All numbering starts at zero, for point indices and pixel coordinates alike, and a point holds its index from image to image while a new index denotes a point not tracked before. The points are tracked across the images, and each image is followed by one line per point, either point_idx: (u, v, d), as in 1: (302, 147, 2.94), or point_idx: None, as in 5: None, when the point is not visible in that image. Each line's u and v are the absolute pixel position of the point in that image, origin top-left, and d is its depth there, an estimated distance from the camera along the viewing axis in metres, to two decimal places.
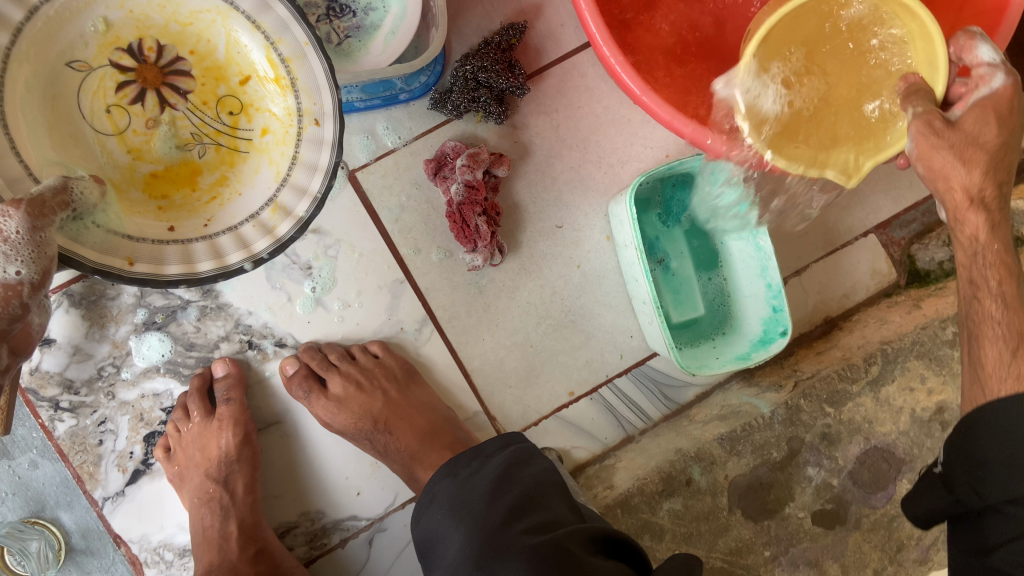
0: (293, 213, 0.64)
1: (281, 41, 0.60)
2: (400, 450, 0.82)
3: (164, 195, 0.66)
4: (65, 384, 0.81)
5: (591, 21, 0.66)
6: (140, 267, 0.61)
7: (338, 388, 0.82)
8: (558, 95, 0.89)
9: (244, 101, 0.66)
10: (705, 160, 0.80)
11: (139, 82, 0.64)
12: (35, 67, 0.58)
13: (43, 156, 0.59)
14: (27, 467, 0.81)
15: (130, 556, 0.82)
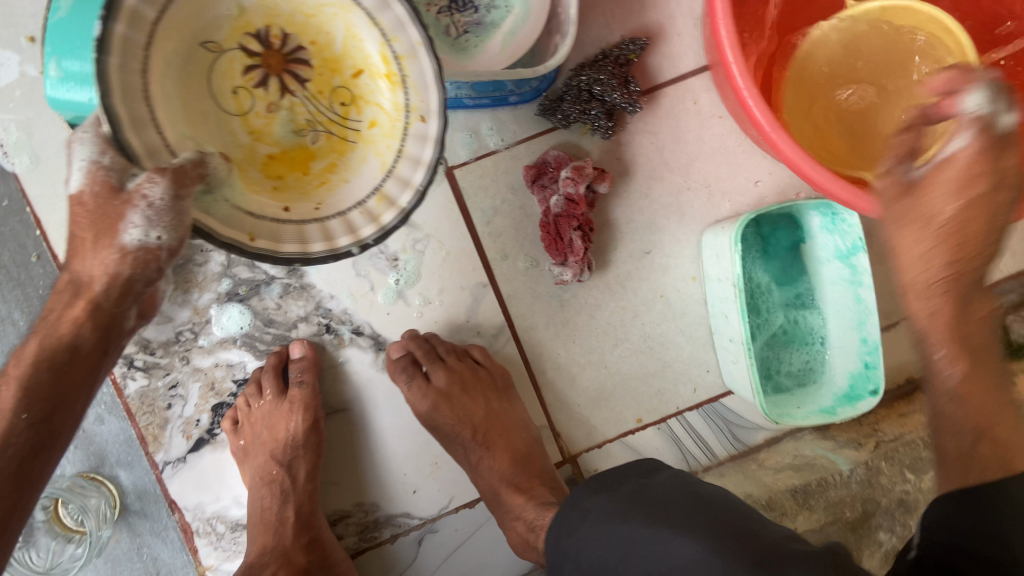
0: (398, 204, 0.58)
1: (396, 39, 0.55)
2: (493, 470, 0.82)
3: (278, 175, 0.59)
4: (142, 343, 0.80)
5: (733, 57, 0.68)
6: (262, 244, 0.55)
7: (443, 381, 0.82)
8: (668, 116, 0.87)
9: (355, 92, 0.60)
10: (816, 204, 0.79)
11: (264, 68, 0.58)
12: (176, 43, 0.53)
13: (178, 129, 0.54)
14: (92, 421, 0.81)
15: (182, 523, 0.82)
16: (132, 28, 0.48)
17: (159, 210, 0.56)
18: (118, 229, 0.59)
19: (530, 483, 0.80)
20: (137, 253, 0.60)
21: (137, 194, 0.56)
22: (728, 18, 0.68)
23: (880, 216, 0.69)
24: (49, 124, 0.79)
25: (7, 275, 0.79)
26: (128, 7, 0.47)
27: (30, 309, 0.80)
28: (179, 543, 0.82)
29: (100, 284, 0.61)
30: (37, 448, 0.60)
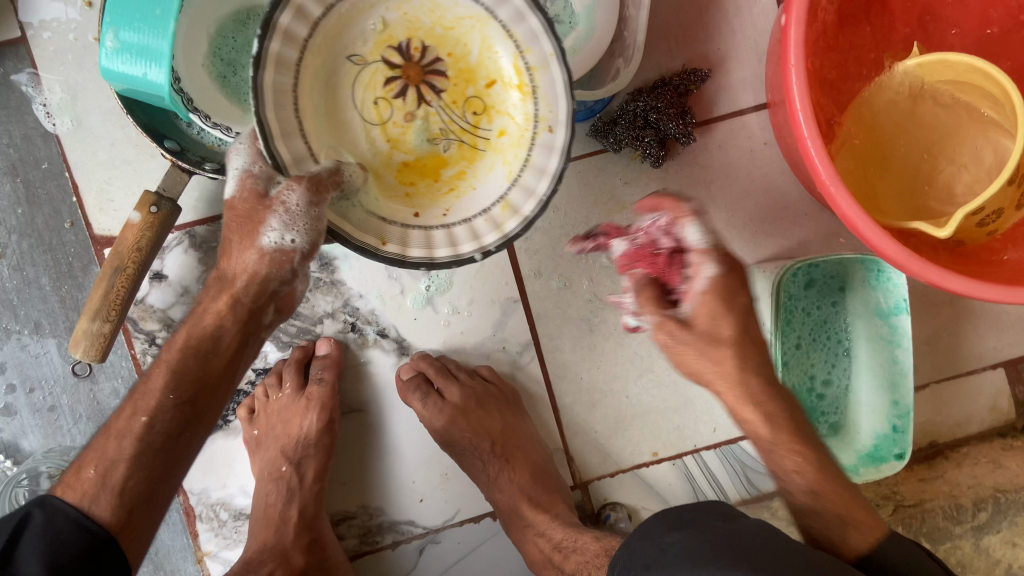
0: (521, 213, 0.58)
1: (529, 49, 0.56)
2: (513, 482, 0.81)
3: (412, 182, 0.61)
4: (165, 322, 0.80)
5: (802, 106, 0.65)
6: (389, 249, 0.57)
7: (457, 396, 0.81)
8: (719, 151, 0.85)
9: (487, 102, 0.60)
10: (863, 259, 0.78)
11: (404, 79, 0.60)
12: (323, 59, 0.57)
13: (321, 139, 0.57)
14: (108, 394, 0.80)
15: (185, 506, 0.81)
16: (284, 46, 0.53)
17: (299, 211, 0.57)
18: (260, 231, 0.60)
19: (551, 500, 0.81)
20: (274, 256, 0.61)
21: (278, 199, 0.58)
22: (802, 68, 0.64)
23: (942, 284, 0.66)
24: (97, 92, 0.78)
25: (38, 238, 0.78)
26: (281, 26, 0.52)
27: (56, 275, 0.79)
28: (179, 526, 0.82)
29: (242, 280, 0.62)
30: (182, 427, 0.61)
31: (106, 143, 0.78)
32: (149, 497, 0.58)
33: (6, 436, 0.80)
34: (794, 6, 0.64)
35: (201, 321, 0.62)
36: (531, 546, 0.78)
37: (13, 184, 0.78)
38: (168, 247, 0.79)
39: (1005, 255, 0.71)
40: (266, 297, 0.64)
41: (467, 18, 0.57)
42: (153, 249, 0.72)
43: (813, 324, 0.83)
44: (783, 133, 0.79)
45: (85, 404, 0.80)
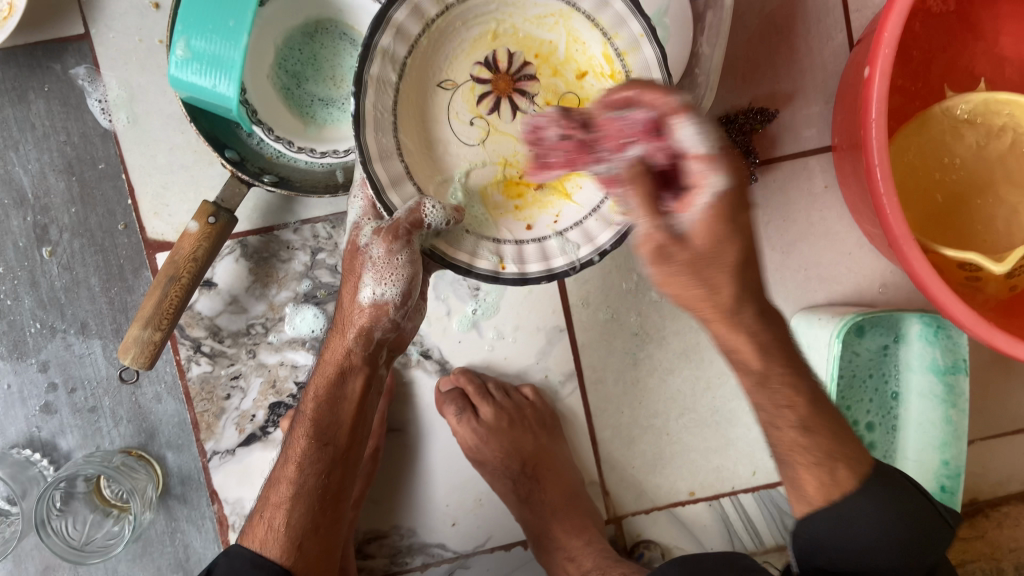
0: (615, 224, 0.61)
1: (616, 35, 0.60)
2: (543, 503, 0.81)
3: (519, 193, 0.66)
4: (211, 330, 0.80)
5: (878, 162, 0.65)
6: (482, 264, 0.62)
7: (492, 418, 0.80)
8: (778, 192, 0.84)
9: (578, 98, 0.65)
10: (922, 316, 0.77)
11: (495, 91, 0.64)
12: (413, 84, 0.61)
13: (421, 161, 0.63)
14: (150, 398, 0.80)
15: (219, 515, 0.81)
16: (385, 67, 0.58)
17: (391, 257, 0.64)
18: (358, 286, 0.66)
19: (582, 526, 0.80)
20: (372, 310, 0.66)
21: (368, 251, 0.65)
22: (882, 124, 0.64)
23: (989, 338, 0.64)
24: (157, 95, 0.77)
25: (90, 239, 0.78)
26: (382, 47, 0.57)
27: (106, 277, 0.78)
28: (212, 535, 0.81)
29: (352, 334, 0.67)
30: (327, 468, 0.64)
31: (165, 148, 0.77)
32: (310, 542, 0.63)
33: (45, 434, 0.79)
34: (878, 60, 0.64)
35: (325, 374, 0.67)
36: (560, 571, 0.78)
37: (68, 182, 0.77)
38: (220, 255, 0.79)
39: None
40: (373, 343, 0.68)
41: (536, 10, 0.62)
42: (209, 259, 0.72)
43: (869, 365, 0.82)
44: (847, 181, 0.78)
45: (127, 406, 0.80)
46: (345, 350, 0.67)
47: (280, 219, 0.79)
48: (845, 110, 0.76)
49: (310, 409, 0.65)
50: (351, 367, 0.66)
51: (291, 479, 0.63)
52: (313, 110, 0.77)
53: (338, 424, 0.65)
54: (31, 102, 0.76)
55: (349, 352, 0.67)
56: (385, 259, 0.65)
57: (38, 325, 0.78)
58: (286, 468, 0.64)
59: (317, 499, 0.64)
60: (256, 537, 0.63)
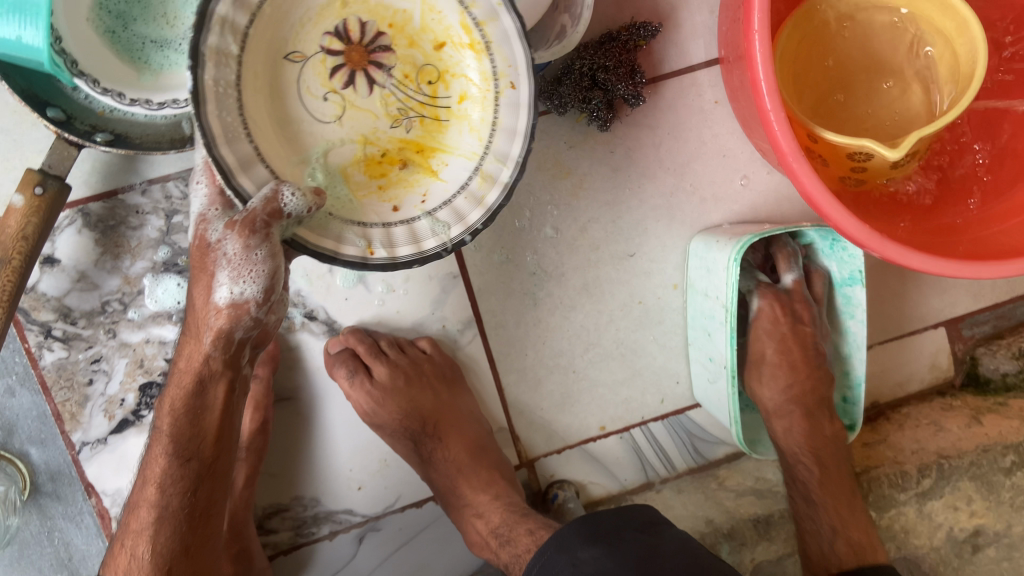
0: (500, 182, 0.57)
1: (474, 6, 0.54)
2: (446, 461, 0.77)
3: (383, 172, 0.59)
4: (61, 312, 0.71)
5: (765, 73, 0.61)
6: (349, 251, 0.55)
7: (385, 377, 0.75)
8: (670, 112, 0.79)
9: (440, 68, 0.59)
10: (818, 230, 0.76)
11: (348, 64, 0.57)
12: (255, 61, 0.54)
13: (275, 149, 0.55)
14: (2, 393, 0.72)
15: (99, 508, 0.75)
16: (223, 37, 0.50)
17: (248, 255, 0.55)
18: (212, 286, 0.56)
19: (490, 479, 0.76)
20: (231, 312, 0.57)
21: (219, 247, 0.56)
22: (767, 31, 0.60)
23: (896, 258, 0.61)
24: None
25: None
26: (219, 16, 0.49)
27: None
28: (94, 530, 0.75)
29: (207, 339, 0.57)
30: (194, 483, 0.58)
31: None
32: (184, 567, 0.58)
33: None
34: None
35: (180, 385, 0.58)
36: (470, 529, 0.74)
37: None
38: (59, 227, 0.70)
39: (957, 215, 0.67)
40: (236, 346, 0.58)
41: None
42: (41, 235, 0.64)
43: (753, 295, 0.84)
44: (737, 97, 0.74)
45: None
46: (202, 356, 0.58)
47: (124, 180, 0.70)
48: (728, 19, 0.72)
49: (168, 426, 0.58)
50: (208, 376, 0.58)
51: (153, 500, 0.58)
52: (147, 55, 0.68)
53: (202, 435, 0.58)
54: None
55: (205, 358, 0.58)
56: (243, 255, 0.55)
57: None
58: (146, 488, 0.58)
59: (186, 520, 0.58)
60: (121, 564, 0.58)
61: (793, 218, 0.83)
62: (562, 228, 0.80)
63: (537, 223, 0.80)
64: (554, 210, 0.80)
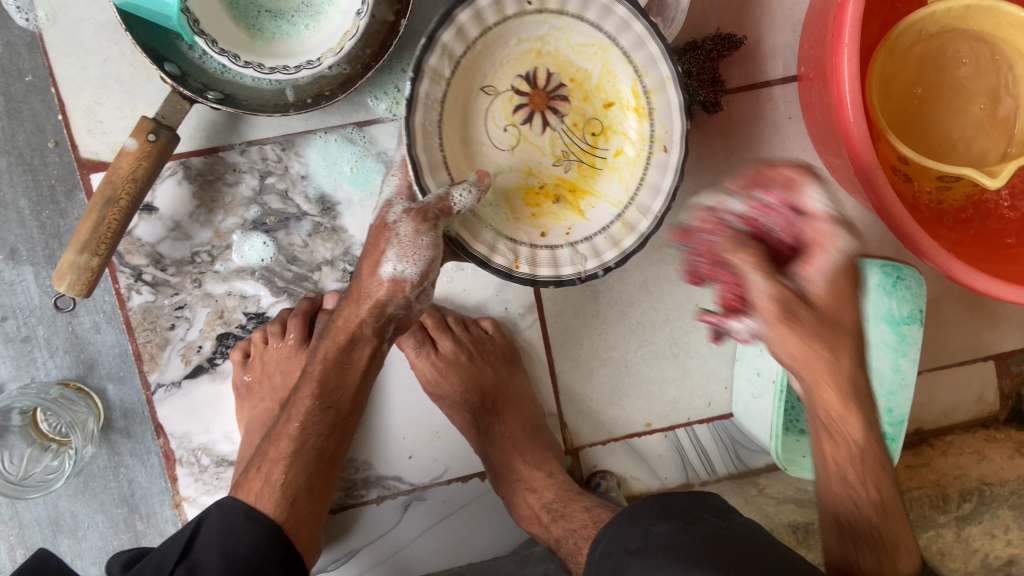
0: (638, 231, 0.68)
1: (647, 74, 0.66)
2: (502, 435, 0.80)
3: (538, 203, 0.71)
4: (153, 258, 0.75)
5: (850, 89, 0.63)
6: (499, 260, 0.67)
7: (450, 351, 0.80)
8: (743, 123, 0.82)
9: (604, 123, 0.71)
10: (882, 262, 0.78)
11: (530, 105, 0.70)
12: (460, 90, 0.67)
13: (457, 162, 0.68)
14: (88, 328, 0.76)
15: (165, 449, 0.78)
16: (441, 60, 0.63)
17: (418, 237, 0.65)
18: (380, 261, 0.66)
19: (544, 457, 0.79)
20: (391, 285, 0.66)
21: (393, 228, 0.66)
22: (857, 47, 0.63)
23: (966, 282, 0.64)
24: (88, 2, 0.71)
25: (17, 157, 0.72)
26: (443, 41, 0.62)
27: (37, 200, 0.73)
28: (158, 469, 0.78)
29: (366, 307, 0.67)
30: (327, 429, 0.68)
31: (99, 60, 0.72)
32: (302, 501, 0.66)
33: None
34: None
35: (335, 339, 0.67)
36: (521, 503, 0.77)
37: None
38: (161, 177, 0.74)
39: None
40: (385, 317, 0.68)
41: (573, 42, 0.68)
42: (149, 179, 0.68)
43: None
44: (812, 112, 0.77)
45: (63, 336, 0.75)
46: (358, 321, 0.67)
47: (225, 139, 0.75)
48: (812, 37, 0.74)
49: (315, 373, 0.67)
50: (360, 338, 0.67)
51: (293, 434, 0.66)
52: (261, 23, 0.72)
53: (343, 388, 0.68)
54: None
55: (359, 322, 0.67)
56: (411, 238, 0.65)
57: None
58: (287, 424, 0.66)
59: (315, 459, 0.67)
60: (251, 490, 0.65)
61: (855, 237, 0.85)
62: None
63: None
64: None
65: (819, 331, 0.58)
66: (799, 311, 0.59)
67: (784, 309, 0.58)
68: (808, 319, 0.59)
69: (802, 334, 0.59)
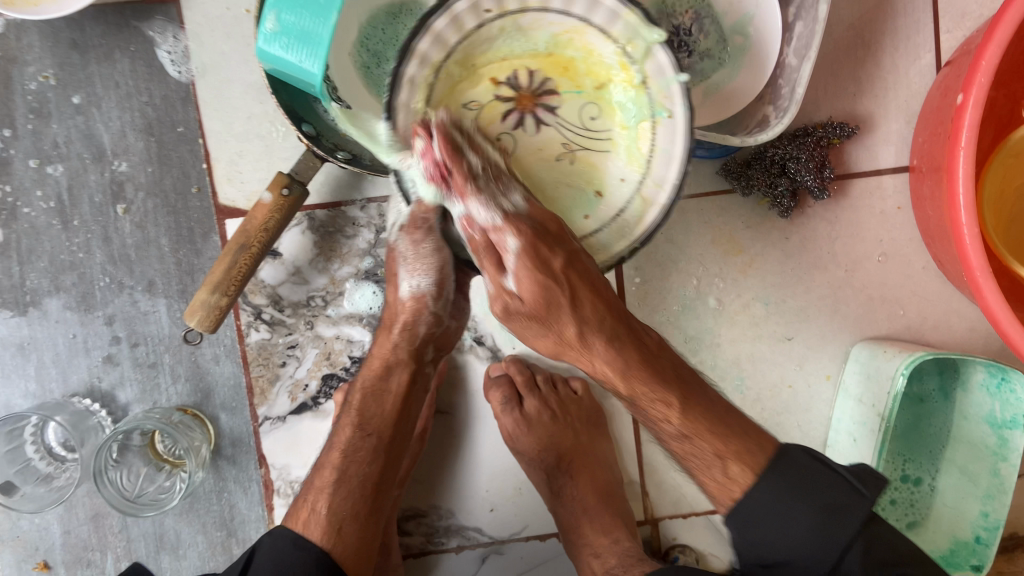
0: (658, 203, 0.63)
1: (634, 45, 0.61)
2: (575, 497, 0.80)
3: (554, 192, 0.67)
4: (273, 299, 0.81)
5: (964, 191, 0.63)
6: None
7: (534, 409, 0.80)
8: (849, 210, 0.82)
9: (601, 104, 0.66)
10: (988, 363, 0.75)
11: (518, 107, 0.65)
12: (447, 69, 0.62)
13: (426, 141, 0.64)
14: (209, 359, 0.82)
15: (265, 479, 0.83)
16: (432, 46, 0.59)
17: (420, 249, 0.67)
18: (397, 280, 0.69)
19: (612, 523, 0.78)
20: (413, 302, 0.69)
21: (397, 247, 0.68)
22: (973, 149, 0.62)
23: None
24: (239, 65, 0.78)
25: (164, 199, 0.79)
26: (434, 28, 0.58)
27: (177, 238, 0.80)
28: (257, 497, 0.83)
29: (400, 331, 0.69)
30: (373, 459, 0.67)
31: (244, 117, 0.79)
32: (355, 528, 0.65)
33: (105, 386, 0.81)
34: (974, 86, 0.62)
35: (369, 373, 0.69)
36: (586, 567, 0.77)
37: (146, 141, 0.79)
38: (288, 226, 0.80)
39: None
40: (421, 339, 0.70)
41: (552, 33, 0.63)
42: (279, 229, 0.73)
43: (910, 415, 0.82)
44: (923, 207, 0.76)
45: (186, 365, 0.82)
46: (391, 346, 0.69)
47: (348, 195, 0.80)
48: (928, 132, 0.74)
49: (357, 405, 0.69)
50: (397, 367, 0.69)
51: (337, 462, 0.67)
52: None
53: (386, 417, 0.68)
54: (117, 61, 0.78)
55: (391, 352, 0.69)
56: (414, 251, 0.67)
57: (107, 280, 0.80)
58: (332, 454, 0.67)
59: (359, 487, 0.66)
60: (300, 519, 0.65)
61: (960, 332, 0.83)
62: (726, 300, 0.84)
63: (702, 293, 0.84)
64: (719, 283, 0.84)
65: (604, 325, 0.61)
66: (545, 234, 0.61)
67: (545, 299, 0.61)
68: (560, 272, 0.60)
69: (585, 318, 0.61)
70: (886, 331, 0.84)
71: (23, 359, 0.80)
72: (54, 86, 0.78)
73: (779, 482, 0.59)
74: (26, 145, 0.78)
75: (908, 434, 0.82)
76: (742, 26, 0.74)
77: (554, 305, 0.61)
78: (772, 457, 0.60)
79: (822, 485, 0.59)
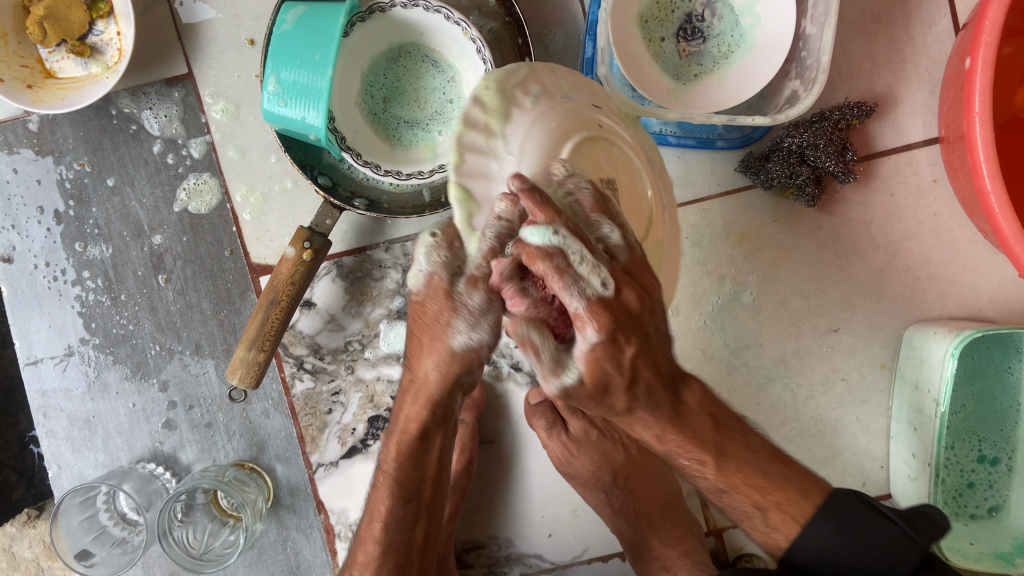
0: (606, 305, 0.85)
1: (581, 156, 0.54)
2: (637, 512, 0.78)
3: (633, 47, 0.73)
4: (313, 347, 0.83)
5: (985, 158, 0.62)
6: None
7: (579, 430, 0.79)
8: (882, 190, 0.79)
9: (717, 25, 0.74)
10: None
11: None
12: None
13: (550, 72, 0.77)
14: (259, 414, 0.84)
15: (326, 524, 0.84)
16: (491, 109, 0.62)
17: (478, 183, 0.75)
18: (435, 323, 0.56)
19: (680, 536, 0.77)
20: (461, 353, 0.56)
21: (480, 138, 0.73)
22: (988, 117, 0.61)
23: None
24: (257, 128, 0.82)
25: (200, 265, 0.83)
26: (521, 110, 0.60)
27: (216, 300, 0.83)
28: (320, 543, 0.84)
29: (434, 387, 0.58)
30: (411, 524, 0.61)
31: (265, 176, 0.82)
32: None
33: (167, 449, 0.85)
34: (981, 49, 0.61)
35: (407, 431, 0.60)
36: None
37: (179, 213, 0.82)
38: (318, 276, 0.83)
39: None
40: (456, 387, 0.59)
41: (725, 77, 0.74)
42: (306, 280, 0.74)
43: (978, 397, 0.78)
44: (956, 177, 0.73)
45: (239, 422, 0.84)
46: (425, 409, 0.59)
47: (371, 239, 0.83)
48: (949, 101, 0.71)
49: (393, 465, 0.61)
50: (430, 427, 0.60)
51: (375, 536, 0.60)
52: (400, 133, 0.79)
53: (424, 478, 0.61)
54: (143, 140, 0.82)
55: (419, 419, 0.60)
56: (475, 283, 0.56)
57: (157, 347, 0.84)
58: (371, 525, 0.61)
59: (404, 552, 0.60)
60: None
61: (1020, 305, 0.79)
62: (764, 296, 0.81)
63: (736, 291, 0.81)
64: (755, 279, 0.81)
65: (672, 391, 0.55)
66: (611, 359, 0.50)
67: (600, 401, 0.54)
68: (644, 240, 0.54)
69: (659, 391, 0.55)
70: (940, 311, 0.80)
71: (90, 431, 0.85)
72: (90, 172, 0.82)
73: (830, 531, 0.59)
74: (71, 230, 0.83)
75: (979, 411, 0.78)
76: (751, 7, 0.73)
77: (620, 353, 0.50)
78: (819, 503, 0.60)
79: (874, 530, 0.59)
